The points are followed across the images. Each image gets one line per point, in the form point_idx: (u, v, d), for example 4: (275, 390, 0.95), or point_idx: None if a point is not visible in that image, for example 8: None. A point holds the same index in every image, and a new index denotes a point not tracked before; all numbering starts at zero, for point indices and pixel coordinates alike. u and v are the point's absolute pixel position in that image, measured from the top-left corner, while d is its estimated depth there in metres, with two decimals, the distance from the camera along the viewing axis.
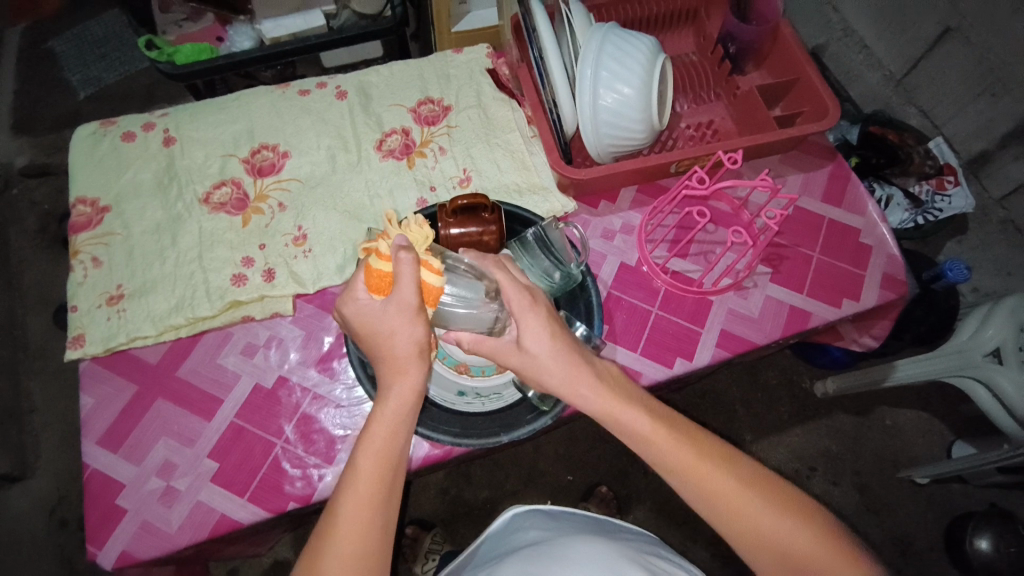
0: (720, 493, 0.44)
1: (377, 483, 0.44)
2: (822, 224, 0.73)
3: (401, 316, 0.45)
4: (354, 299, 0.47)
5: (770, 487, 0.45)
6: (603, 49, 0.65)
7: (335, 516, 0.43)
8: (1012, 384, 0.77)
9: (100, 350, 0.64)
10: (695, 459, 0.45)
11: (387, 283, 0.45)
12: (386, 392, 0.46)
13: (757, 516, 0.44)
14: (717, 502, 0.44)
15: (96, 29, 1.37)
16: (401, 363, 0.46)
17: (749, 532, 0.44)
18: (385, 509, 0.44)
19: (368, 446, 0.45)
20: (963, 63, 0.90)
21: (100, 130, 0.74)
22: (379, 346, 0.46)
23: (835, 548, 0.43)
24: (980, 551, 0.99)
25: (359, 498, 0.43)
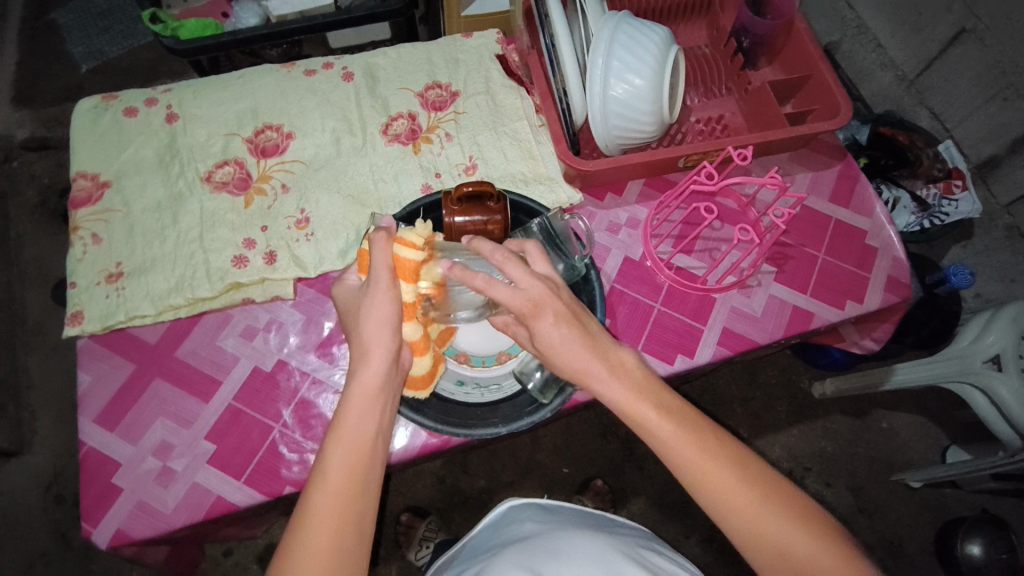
0: (724, 495, 0.44)
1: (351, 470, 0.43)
2: (829, 225, 0.72)
3: (374, 297, 0.48)
4: (344, 291, 0.52)
5: (774, 491, 0.45)
6: (615, 39, 0.64)
7: (308, 506, 0.42)
8: (1011, 393, 0.78)
9: (98, 328, 0.63)
10: (700, 459, 0.45)
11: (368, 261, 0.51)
12: (353, 377, 0.46)
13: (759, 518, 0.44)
14: (719, 501, 0.44)
15: (99, 1, 1.35)
16: (370, 347, 0.47)
17: (753, 532, 0.44)
18: (362, 497, 0.43)
19: (339, 432, 0.44)
20: (978, 65, 0.89)
21: (101, 104, 0.73)
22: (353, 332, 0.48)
23: (838, 556, 0.43)
24: (971, 556, 1.00)
25: (331, 489, 0.42)
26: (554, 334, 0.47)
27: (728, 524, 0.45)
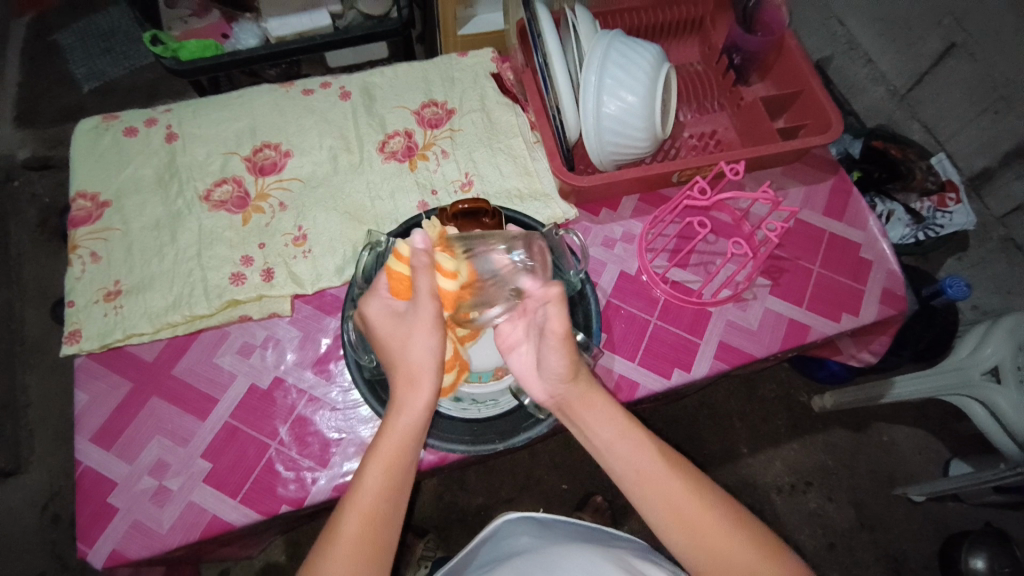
0: (713, 548, 0.45)
1: (383, 494, 0.45)
2: (823, 239, 0.73)
3: (421, 330, 0.48)
4: (379, 305, 0.50)
5: (749, 530, 0.46)
6: (608, 57, 0.65)
7: (338, 526, 0.44)
8: (1010, 403, 0.77)
9: (96, 346, 0.63)
10: (656, 475, 0.47)
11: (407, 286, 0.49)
12: (397, 408, 0.48)
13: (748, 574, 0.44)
14: (679, 521, 0.46)
15: (103, 23, 1.37)
16: (416, 377, 0.48)
17: (711, 555, 0.45)
18: (392, 517, 0.45)
19: (379, 456, 0.46)
20: (969, 78, 0.90)
21: (102, 124, 0.74)
22: (398, 358, 0.49)
23: None
24: (975, 570, 0.99)
25: (362, 511, 0.44)
26: (547, 359, 0.50)
27: (690, 551, 0.46)
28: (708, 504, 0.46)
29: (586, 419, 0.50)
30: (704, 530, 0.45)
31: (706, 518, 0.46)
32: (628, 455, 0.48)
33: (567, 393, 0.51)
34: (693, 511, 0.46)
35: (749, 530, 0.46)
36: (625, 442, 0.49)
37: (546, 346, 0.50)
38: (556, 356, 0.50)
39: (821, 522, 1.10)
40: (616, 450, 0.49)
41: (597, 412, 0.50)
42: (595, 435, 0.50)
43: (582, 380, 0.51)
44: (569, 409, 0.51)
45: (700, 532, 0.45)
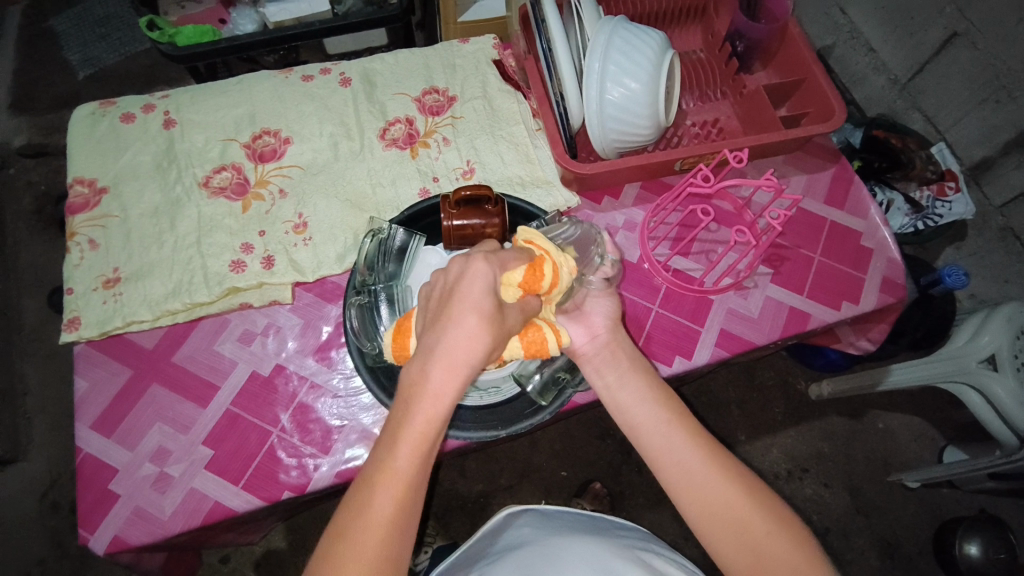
0: (720, 505, 0.46)
1: (409, 489, 0.41)
2: (824, 227, 0.73)
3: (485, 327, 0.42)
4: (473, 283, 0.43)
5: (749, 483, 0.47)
6: (611, 43, 0.64)
7: (365, 507, 0.40)
8: (1006, 392, 0.78)
9: (95, 333, 0.63)
10: (668, 423, 0.50)
11: (538, 281, 0.45)
12: (425, 390, 0.41)
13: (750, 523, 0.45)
14: (689, 473, 0.47)
15: (97, 9, 1.35)
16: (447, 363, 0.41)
17: (713, 506, 0.46)
18: (413, 507, 0.42)
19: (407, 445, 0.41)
20: (970, 68, 0.90)
21: (98, 110, 0.73)
22: (445, 339, 0.42)
23: (799, 542, 0.44)
24: (970, 557, 1.01)
25: (390, 496, 0.40)
26: (597, 303, 0.57)
27: (690, 503, 0.47)
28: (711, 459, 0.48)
29: (622, 366, 0.54)
30: (707, 478, 0.47)
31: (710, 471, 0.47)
32: (636, 406, 0.51)
33: (612, 334, 0.55)
34: (695, 462, 0.48)
35: (766, 500, 0.46)
36: (634, 397, 0.52)
37: (600, 294, 0.58)
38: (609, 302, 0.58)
39: (817, 509, 1.11)
40: (638, 405, 0.51)
41: (625, 366, 0.53)
42: (602, 384, 0.53)
43: (622, 332, 0.57)
44: (611, 356, 0.54)
45: (704, 484, 0.47)
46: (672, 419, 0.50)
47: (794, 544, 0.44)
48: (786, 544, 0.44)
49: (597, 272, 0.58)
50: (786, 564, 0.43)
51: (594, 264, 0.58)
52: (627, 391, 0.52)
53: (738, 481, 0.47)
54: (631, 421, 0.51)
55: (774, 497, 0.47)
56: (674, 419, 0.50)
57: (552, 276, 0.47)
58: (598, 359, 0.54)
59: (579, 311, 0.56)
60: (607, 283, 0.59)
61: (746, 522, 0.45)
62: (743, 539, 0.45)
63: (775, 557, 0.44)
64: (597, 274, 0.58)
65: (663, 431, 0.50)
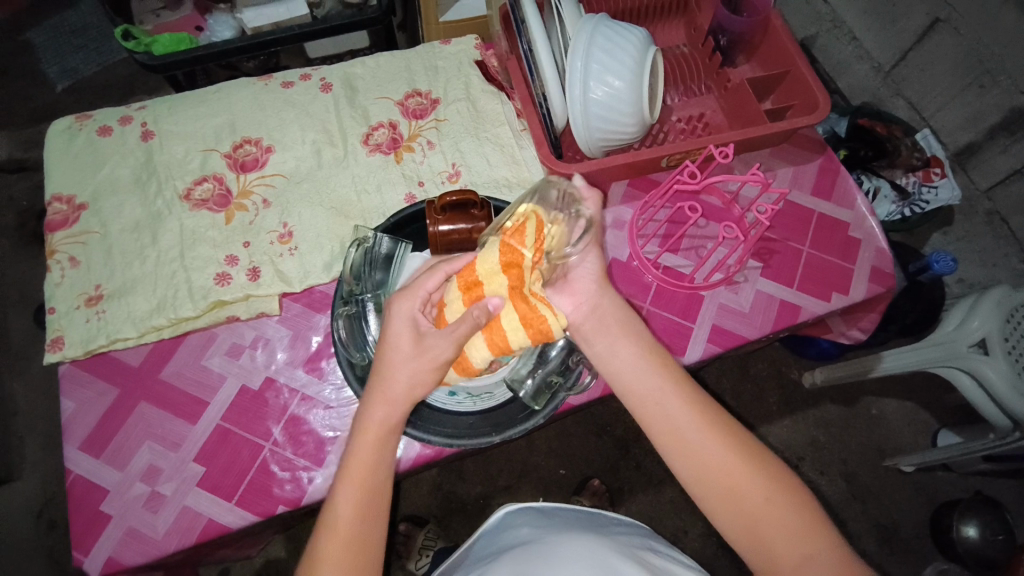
0: (718, 470, 0.46)
1: (355, 522, 0.45)
2: (812, 219, 0.73)
3: (415, 359, 0.47)
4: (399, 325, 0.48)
5: (748, 448, 0.47)
6: (593, 42, 0.64)
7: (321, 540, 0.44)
8: (997, 374, 0.79)
9: (79, 352, 0.62)
10: (665, 390, 0.49)
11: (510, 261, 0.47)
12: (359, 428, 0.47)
13: (747, 488, 0.45)
14: (686, 441, 0.47)
15: (73, 19, 1.32)
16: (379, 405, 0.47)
17: (711, 472, 0.46)
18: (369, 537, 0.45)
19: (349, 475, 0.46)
20: (953, 54, 0.90)
21: (74, 124, 0.71)
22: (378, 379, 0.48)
23: (794, 504, 0.45)
24: (967, 539, 1.02)
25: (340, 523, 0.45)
26: (583, 263, 0.54)
27: (688, 470, 0.47)
28: (710, 424, 0.48)
29: (614, 331, 0.52)
30: (702, 444, 0.47)
31: (706, 438, 0.47)
32: (631, 374, 0.51)
33: (599, 297, 0.53)
34: (691, 430, 0.48)
35: (765, 465, 0.47)
36: (630, 367, 0.51)
37: (584, 252, 0.53)
38: (593, 263, 0.54)
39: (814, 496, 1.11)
40: (632, 372, 0.51)
41: (617, 332, 0.52)
42: (597, 354, 0.52)
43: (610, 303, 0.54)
44: (600, 321, 0.53)
45: (699, 452, 0.47)
46: (670, 386, 0.50)
47: (790, 508, 0.45)
48: (780, 506, 0.45)
49: (575, 232, 0.51)
50: (779, 524, 0.44)
51: (574, 220, 0.51)
52: (622, 361, 0.51)
53: (737, 446, 0.47)
54: (626, 390, 0.51)
55: (772, 462, 0.47)
56: (673, 385, 0.50)
57: (525, 243, 0.47)
58: (586, 327, 0.53)
59: (564, 280, 0.53)
60: (588, 237, 0.52)
61: (742, 488, 0.46)
62: (738, 505, 0.45)
63: (770, 520, 0.44)
64: (575, 234, 0.52)
65: (658, 400, 0.49)
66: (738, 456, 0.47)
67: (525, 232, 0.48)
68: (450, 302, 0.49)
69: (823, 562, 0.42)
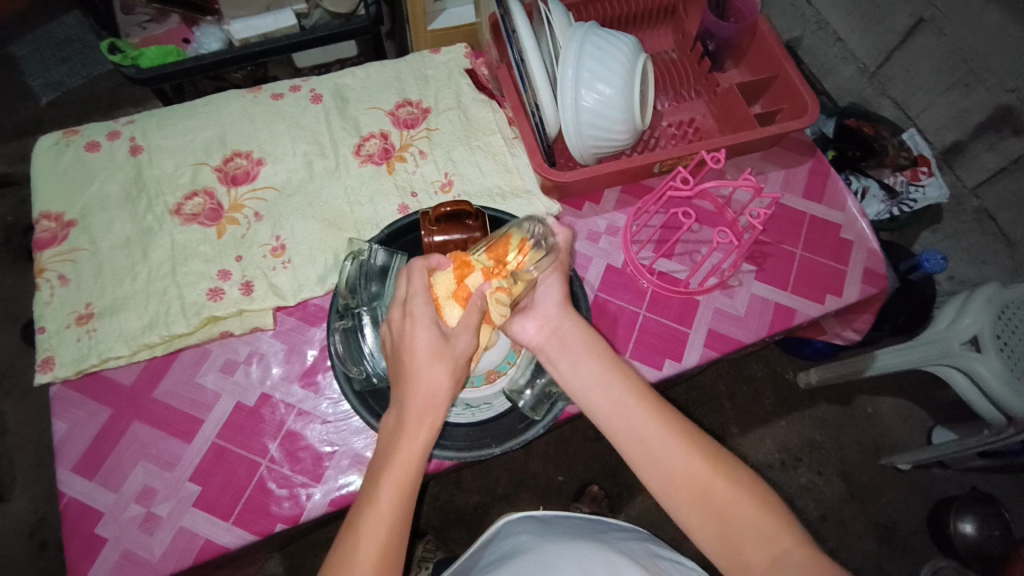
0: (689, 478, 0.46)
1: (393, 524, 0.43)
2: (804, 221, 0.73)
3: (444, 354, 0.46)
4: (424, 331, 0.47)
5: (716, 455, 0.48)
6: (583, 50, 0.64)
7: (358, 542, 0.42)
8: (990, 371, 0.80)
9: (71, 373, 0.61)
10: (628, 405, 0.50)
11: (498, 252, 0.51)
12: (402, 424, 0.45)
13: (719, 494, 0.46)
14: (654, 453, 0.48)
15: (58, 32, 1.31)
16: (411, 421, 0.45)
17: (681, 482, 0.47)
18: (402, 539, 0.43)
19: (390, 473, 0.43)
20: (939, 54, 0.91)
21: (61, 140, 0.71)
22: (416, 374, 0.46)
23: (767, 507, 0.45)
24: (964, 534, 1.03)
25: (378, 522, 0.42)
26: (545, 286, 0.56)
27: (658, 482, 0.47)
28: (676, 433, 0.48)
29: (575, 351, 0.53)
30: (670, 454, 0.47)
31: (673, 448, 0.48)
32: (596, 388, 0.51)
33: (561, 320, 0.55)
34: (659, 441, 0.48)
35: (734, 471, 0.47)
36: (595, 386, 0.51)
37: (544, 276, 0.56)
38: (553, 288, 0.56)
39: (813, 495, 1.12)
40: (596, 390, 0.51)
41: (579, 351, 0.53)
42: (560, 372, 0.53)
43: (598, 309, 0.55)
44: (562, 342, 0.54)
45: (669, 462, 0.47)
46: (635, 401, 0.50)
47: (761, 511, 0.45)
48: (751, 510, 0.45)
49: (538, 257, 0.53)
50: (751, 528, 0.44)
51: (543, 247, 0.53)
52: (591, 381, 0.51)
53: (704, 452, 0.48)
54: (592, 405, 0.51)
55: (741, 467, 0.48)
56: (637, 399, 0.50)
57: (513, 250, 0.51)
58: (549, 347, 0.54)
59: (529, 305, 0.56)
60: (552, 266, 0.56)
61: (714, 495, 0.46)
62: (710, 513, 0.46)
63: (742, 524, 0.45)
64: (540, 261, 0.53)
65: (624, 415, 0.50)
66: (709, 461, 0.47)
67: (516, 242, 0.52)
68: (440, 282, 0.50)
69: (793, 561, 0.43)
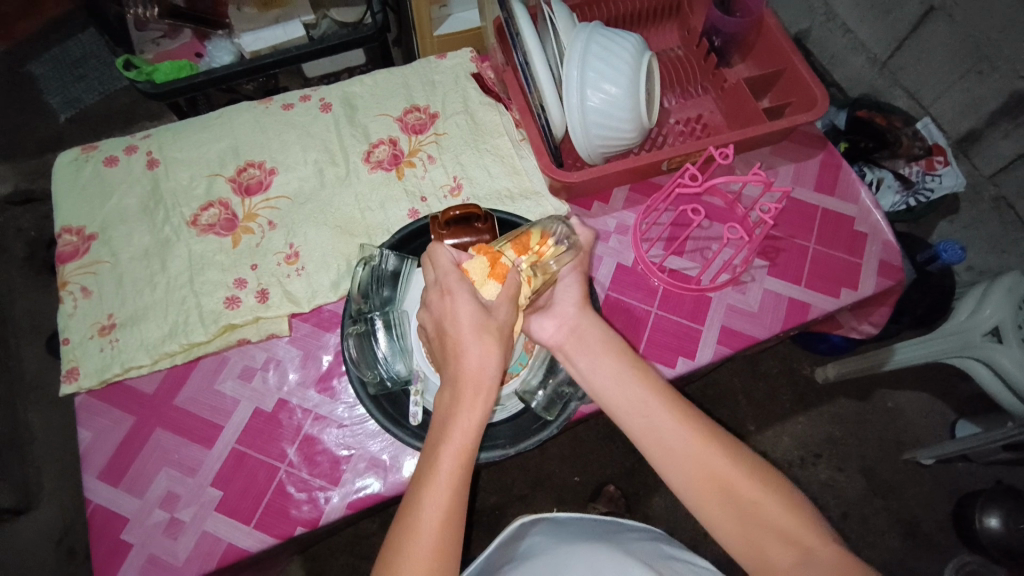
0: (715, 477, 0.46)
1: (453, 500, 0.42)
2: (817, 215, 0.73)
3: (489, 330, 0.46)
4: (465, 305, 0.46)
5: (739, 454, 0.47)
6: (588, 50, 0.64)
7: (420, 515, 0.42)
8: (1012, 362, 0.78)
9: (95, 382, 0.63)
10: (649, 404, 0.50)
11: (522, 244, 0.52)
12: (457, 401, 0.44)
13: (744, 494, 0.45)
14: (676, 454, 0.47)
15: (74, 51, 1.35)
16: (460, 405, 0.44)
17: (705, 481, 0.46)
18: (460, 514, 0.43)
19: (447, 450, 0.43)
20: (951, 42, 0.90)
21: (81, 156, 0.73)
22: (464, 352, 0.45)
23: (792, 506, 0.45)
24: (989, 528, 1.01)
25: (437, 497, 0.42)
26: (565, 282, 0.56)
27: (681, 482, 0.47)
28: (698, 432, 0.48)
29: (595, 349, 0.53)
30: (692, 454, 0.47)
31: (696, 447, 0.47)
32: (614, 387, 0.51)
33: (580, 320, 0.55)
34: (681, 440, 0.47)
35: (758, 469, 0.46)
36: (615, 384, 0.51)
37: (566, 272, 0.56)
38: (572, 284, 0.56)
39: (832, 493, 1.10)
40: (616, 390, 0.51)
41: (597, 349, 0.53)
42: (580, 369, 0.53)
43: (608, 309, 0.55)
44: (580, 340, 0.54)
45: (692, 462, 0.47)
46: (655, 400, 0.50)
47: (786, 510, 0.44)
48: (777, 510, 0.44)
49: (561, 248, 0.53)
50: (777, 527, 0.44)
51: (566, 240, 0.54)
52: (612, 380, 0.51)
53: (727, 452, 0.47)
54: (610, 403, 0.51)
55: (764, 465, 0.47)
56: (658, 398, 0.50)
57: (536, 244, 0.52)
58: (568, 346, 0.54)
59: (547, 304, 0.56)
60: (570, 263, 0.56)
61: (739, 495, 0.45)
62: (735, 513, 0.45)
63: (767, 524, 0.44)
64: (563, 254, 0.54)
65: (644, 414, 0.49)
66: (732, 460, 0.46)
67: (537, 237, 0.53)
68: (473, 268, 0.49)
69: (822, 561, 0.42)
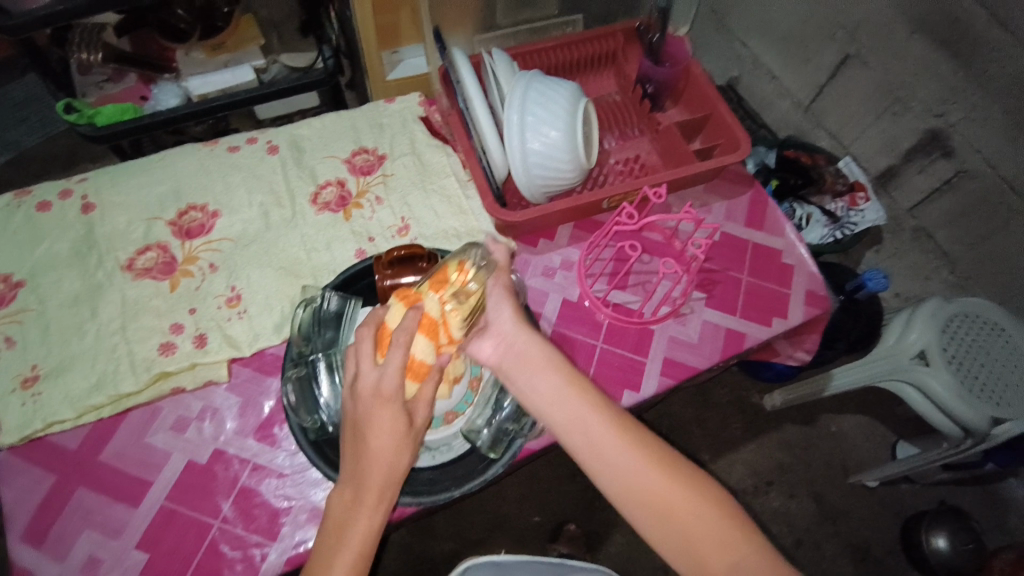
0: (673, 511, 0.46)
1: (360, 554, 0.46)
2: (748, 248, 0.77)
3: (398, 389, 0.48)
4: (378, 403, 0.47)
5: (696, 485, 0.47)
6: (527, 97, 0.68)
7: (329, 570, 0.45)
8: (941, 386, 0.83)
9: (14, 440, 0.59)
10: (607, 439, 0.49)
11: (439, 282, 0.51)
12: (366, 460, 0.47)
13: (701, 528, 0.45)
14: (633, 490, 0.47)
15: (14, 92, 1.31)
16: (367, 508, 0.46)
17: (663, 517, 0.46)
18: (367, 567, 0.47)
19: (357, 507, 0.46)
20: (868, 85, 0.99)
21: (12, 201, 0.70)
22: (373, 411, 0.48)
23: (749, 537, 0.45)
24: (938, 549, 1.04)
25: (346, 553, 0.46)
26: (493, 299, 0.56)
27: (639, 517, 0.47)
28: (654, 466, 0.48)
29: (533, 367, 0.53)
30: (648, 490, 0.47)
31: (652, 483, 0.47)
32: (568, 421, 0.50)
33: (516, 336, 0.54)
34: (639, 475, 0.47)
35: (715, 501, 0.47)
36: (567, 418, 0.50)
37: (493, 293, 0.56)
38: (501, 301, 0.56)
39: (785, 520, 1.12)
40: (570, 424, 0.50)
41: (540, 366, 0.53)
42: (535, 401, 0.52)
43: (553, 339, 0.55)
44: (517, 359, 0.54)
45: (650, 498, 0.46)
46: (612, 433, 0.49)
47: (744, 540, 0.45)
48: (735, 541, 0.45)
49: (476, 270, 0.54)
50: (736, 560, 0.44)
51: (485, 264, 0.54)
52: (567, 414, 0.50)
53: (684, 484, 0.47)
54: (568, 437, 0.50)
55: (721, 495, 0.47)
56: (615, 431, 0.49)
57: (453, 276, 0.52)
58: (506, 365, 0.54)
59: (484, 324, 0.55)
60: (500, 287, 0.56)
61: (698, 529, 0.45)
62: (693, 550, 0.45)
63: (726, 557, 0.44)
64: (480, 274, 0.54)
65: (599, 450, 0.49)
66: (690, 491, 0.47)
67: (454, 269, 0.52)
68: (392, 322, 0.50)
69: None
